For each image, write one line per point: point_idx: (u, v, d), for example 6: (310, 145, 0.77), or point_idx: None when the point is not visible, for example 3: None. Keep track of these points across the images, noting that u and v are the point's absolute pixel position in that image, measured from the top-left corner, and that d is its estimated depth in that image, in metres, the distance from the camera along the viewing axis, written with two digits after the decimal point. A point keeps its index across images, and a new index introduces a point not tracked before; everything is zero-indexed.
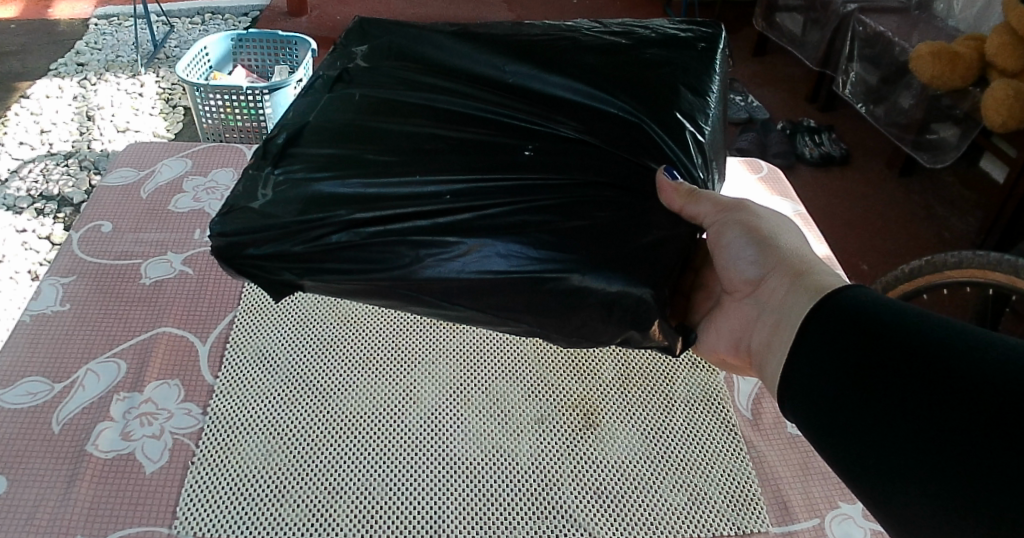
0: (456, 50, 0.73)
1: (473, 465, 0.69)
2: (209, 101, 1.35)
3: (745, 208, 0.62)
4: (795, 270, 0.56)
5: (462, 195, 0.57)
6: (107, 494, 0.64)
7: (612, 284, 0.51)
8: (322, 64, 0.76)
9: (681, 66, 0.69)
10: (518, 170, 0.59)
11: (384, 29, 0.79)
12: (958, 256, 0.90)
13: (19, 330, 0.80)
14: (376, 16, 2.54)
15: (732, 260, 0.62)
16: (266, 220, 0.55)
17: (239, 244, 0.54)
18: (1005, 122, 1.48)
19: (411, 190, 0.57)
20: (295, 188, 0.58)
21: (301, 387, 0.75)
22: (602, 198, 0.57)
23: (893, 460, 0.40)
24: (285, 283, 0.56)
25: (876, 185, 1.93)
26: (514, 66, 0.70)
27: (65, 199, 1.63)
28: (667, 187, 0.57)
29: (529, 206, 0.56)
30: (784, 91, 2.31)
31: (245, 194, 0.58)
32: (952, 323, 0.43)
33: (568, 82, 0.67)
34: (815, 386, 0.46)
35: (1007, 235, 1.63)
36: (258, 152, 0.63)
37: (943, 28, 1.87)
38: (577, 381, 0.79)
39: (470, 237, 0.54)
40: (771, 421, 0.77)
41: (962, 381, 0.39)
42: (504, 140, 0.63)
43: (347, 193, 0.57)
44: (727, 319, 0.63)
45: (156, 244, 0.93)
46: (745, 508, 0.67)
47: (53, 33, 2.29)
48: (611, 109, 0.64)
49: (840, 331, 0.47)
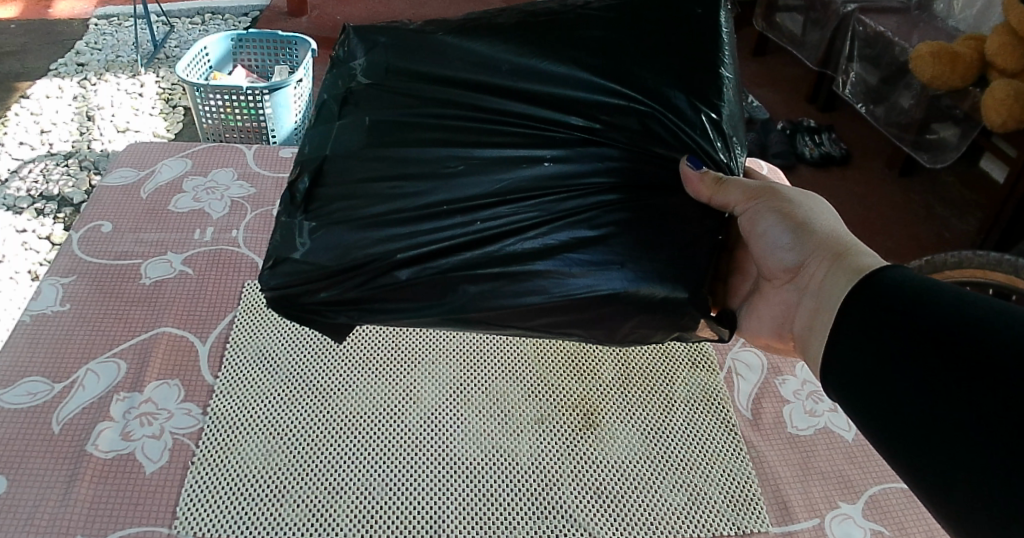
0: (454, 49, 0.70)
1: (473, 465, 0.69)
2: (209, 101, 1.35)
3: (778, 192, 0.62)
4: (834, 252, 0.57)
5: (494, 217, 0.57)
6: (107, 494, 0.64)
7: (659, 288, 0.51)
8: (324, 86, 0.75)
9: (692, 34, 0.65)
10: (544, 184, 0.60)
11: (383, 37, 0.75)
12: (958, 256, 0.90)
13: (19, 330, 0.80)
14: (376, 16, 2.54)
15: (769, 247, 0.63)
16: (313, 267, 0.55)
17: (300, 293, 0.55)
18: (1005, 122, 1.48)
19: (442, 221, 0.58)
20: (332, 235, 0.58)
21: (301, 387, 0.75)
22: (636, 207, 0.58)
23: (920, 436, 0.40)
24: (342, 324, 0.57)
25: (877, 185, 1.93)
26: (514, 59, 0.67)
27: (65, 199, 1.63)
28: (692, 178, 0.59)
29: (563, 223, 0.57)
30: (784, 91, 2.31)
31: (283, 243, 0.58)
32: (992, 302, 0.42)
33: (573, 76, 0.65)
34: (854, 363, 0.47)
35: (1007, 235, 1.63)
36: (287, 200, 0.63)
37: (943, 28, 1.88)
38: (577, 381, 0.79)
39: (513, 261, 0.54)
40: (771, 420, 0.77)
41: (990, 362, 0.38)
42: (523, 148, 0.63)
43: (387, 233, 0.57)
44: (769, 307, 0.65)
45: (156, 244, 0.93)
46: (745, 508, 0.67)
47: (52, 33, 2.29)
48: (615, 103, 0.63)
49: (880, 312, 0.47)
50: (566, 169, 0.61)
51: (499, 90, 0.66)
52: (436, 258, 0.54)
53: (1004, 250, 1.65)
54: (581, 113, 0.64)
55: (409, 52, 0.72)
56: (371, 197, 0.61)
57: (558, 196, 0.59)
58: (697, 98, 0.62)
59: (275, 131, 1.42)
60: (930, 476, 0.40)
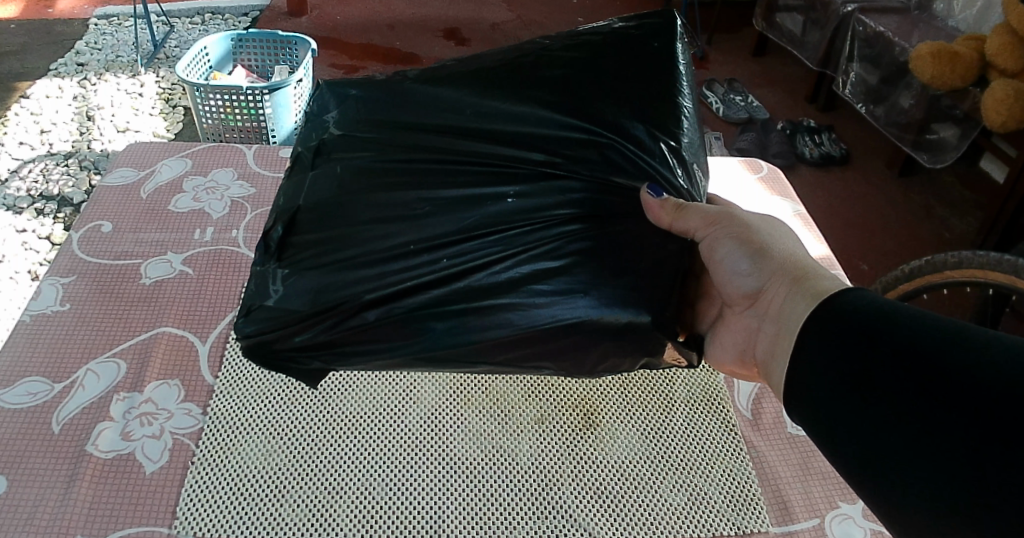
0: (421, 91, 0.69)
1: (473, 465, 0.69)
2: (209, 101, 1.35)
3: (736, 216, 0.61)
4: (792, 276, 0.57)
5: (460, 257, 0.56)
6: (108, 494, 0.64)
7: (618, 314, 0.53)
8: (299, 138, 0.74)
9: (654, 67, 0.65)
10: (511, 219, 0.58)
11: (353, 89, 0.73)
12: (958, 256, 0.90)
13: (19, 330, 0.80)
14: (376, 16, 2.54)
15: (730, 273, 0.62)
16: (282, 314, 0.56)
17: (270, 341, 0.56)
18: (1005, 122, 1.48)
19: (412, 262, 0.57)
20: (304, 280, 0.58)
21: (302, 387, 0.75)
22: (603, 236, 0.57)
23: (887, 456, 0.41)
24: (315, 370, 0.59)
25: (876, 185, 1.93)
26: (479, 98, 0.66)
27: (65, 199, 1.63)
28: (653, 205, 0.57)
29: (530, 256, 0.56)
30: (784, 92, 2.31)
31: (258, 292, 0.59)
32: (947, 321, 0.43)
33: (531, 108, 0.63)
34: (822, 383, 0.46)
35: (1007, 235, 1.63)
36: (262, 251, 0.64)
37: (943, 28, 1.88)
38: (578, 382, 0.79)
39: (473, 296, 0.54)
40: (771, 421, 0.77)
41: (958, 383, 0.39)
42: (488, 186, 0.61)
43: (357, 274, 0.57)
44: (731, 333, 0.64)
45: (156, 244, 0.93)
46: (745, 508, 0.67)
47: (52, 33, 2.29)
48: (576, 133, 0.61)
49: (838, 333, 0.47)
50: (530, 205, 0.59)
51: (462, 127, 0.64)
52: (406, 300, 0.55)
53: (1004, 250, 1.65)
54: (548, 149, 0.62)
55: (378, 101, 0.70)
56: (341, 242, 0.60)
57: (525, 228, 0.58)
58: (656, 127, 0.61)
59: (275, 131, 1.42)
60: (898, 497, 0.40)
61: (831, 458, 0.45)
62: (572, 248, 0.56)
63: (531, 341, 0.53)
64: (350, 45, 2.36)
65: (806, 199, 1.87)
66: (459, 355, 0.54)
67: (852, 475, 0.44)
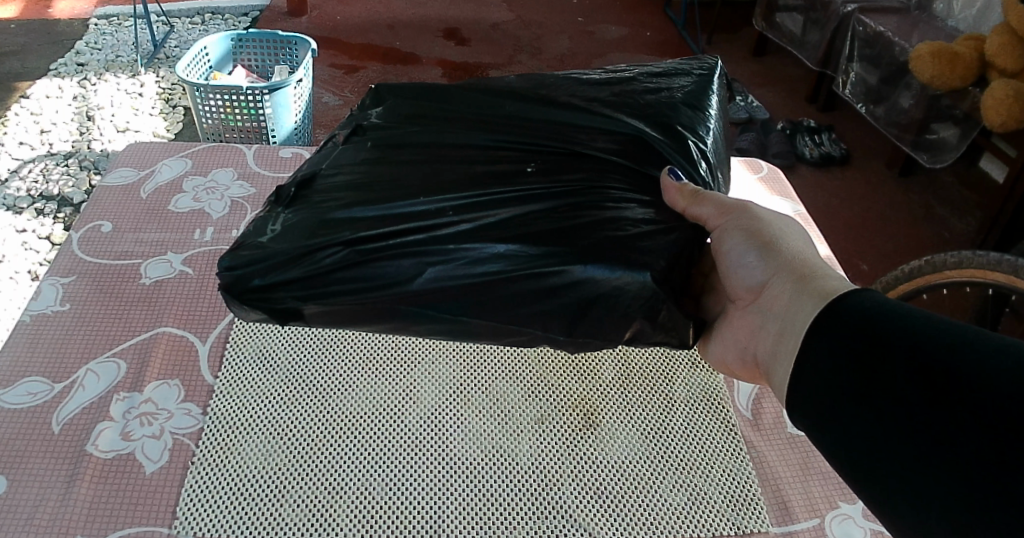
0: (468, 96, 0.76)
1: (473, 465, 0.69)
2: (209, 102, 1.35)
3: (750, 211, 0.62)
4: (798, 274, 0.56)
5: (465, 210, 0.60)
6: (107, 494, 0.64)
7: (613, 274, 0.55)
8: (341, 125, 0.78)
9: (684, 93, 0.76)
10: (520, 183, 0.63)
11: (402, 92, 0.79)
12: (958, 256, 0.90)
13: (19, 330, 0.80)
14: (376, 16, 2.54)
15: (735, 265, 0.62)
16: (268, 251, 0.57)
17: (245, 276, 0.56)
18: (1006, 122, 1.48)
19: (414, 214, 0.60)
20: (294, 227, 0.60)
21: (301, 387, 0.75)
22: (598, 198, 0.61)
23: (890, 464, 0.41)
24: (287, 312, 0.57)
25: (876, 185, 1.93)
26: (523, 103, 0.73)
27: (65, 199, 1.63)
28: (670, 188, 0.62)
29: (525, 212, 0.60)
30: (784, 91, 2.31)
31: (256, 231, 0.61)
32: (960, 325, 0.43)
33: (571, 111, 0.72)
34: (825, 385, 0.46)
35: (1007, 234, 1.63)
36: (274, 199, 0.66)
37: (943, 28, 1.88)
38: (577, 381, 0.79)
39: (461, 241, 0.57)
40: (771, 420, 0.77)
41: (963, 390, 0.39)
42: (507, 162, 0.66)
43: (355, 216, 0.60)
44: (732, 330, 0.64)
45: (156, 244, 0.93)
46: (745, 508, 0.67)
47: (52, 33, 2.29)
48: (616, 127, 0.69)
49: (842, 336, 0.47)
50: (547, 180, 0.63)
51: (502, 118, 0.71)
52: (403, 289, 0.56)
53: (1004, 250, 1.65)
54: (584, 139, 0.68)
55: (423, 97, 0.77)
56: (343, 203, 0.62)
57: (523, 192, 0.62)
58: (687, 129, 0.70)
59: (275, 131, 1.42)
60: (898, 504, 0.40)
61: (832, 460, 0.46)
62: (577, 219, 0.59)
63: (528, 297, 0.56)
64: (350, 45, 2.36)
65: (806, 199, 1.87)
66: (451, 302, 0.56)
67: (852, 478, 0.44)
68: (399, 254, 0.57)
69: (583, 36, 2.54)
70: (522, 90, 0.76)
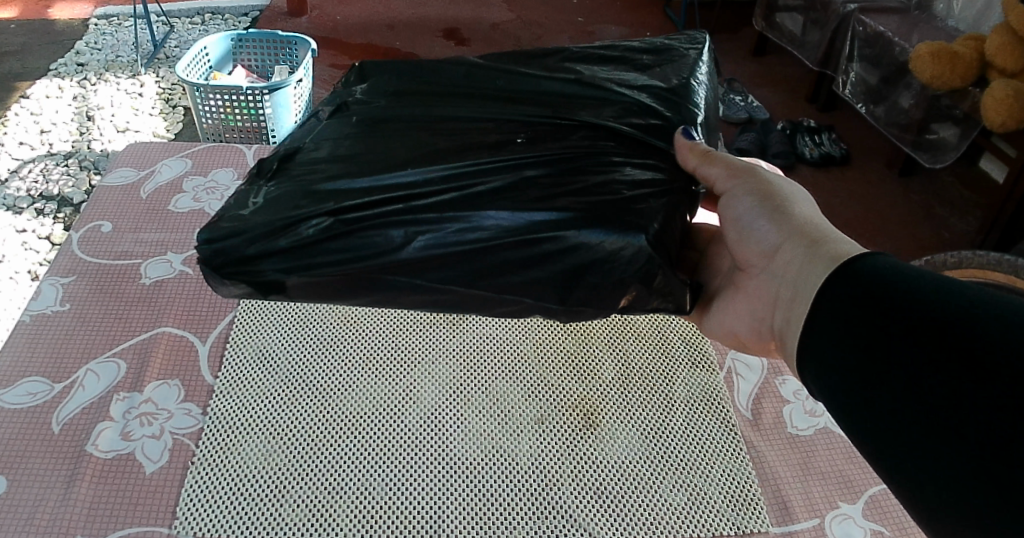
0: (457, 70, 0.76)
1: (473, 464, 0.69)
2: (209, 101, 1.35)
3: (758, 174, 0.64)
4: (806, 236, 0.57)
5: (450, 178, 0.60)
6: (107, 494, 0.64)
7: (607, 238, 0.55)
8: (326, 101, 0.78)
9: (676, 62, 0.76)
10: (506, 151, 0.63)
11: (386, 70, 0.78)
12: (958, 256, 0.92)
13: (19, 330, 0.80)
14: (376, 16, 2.54)
15: (746, 228, 0.63)
16: (245, 224, 0.57)
17: (223, 251, 0.57)
18: (1005, 122, 1.48)
19: (401, 179, 0.60)
20: (282, 196, 0.60)
21: (301, 387, 0.75)
22: (589, 158, 0.61)
23: (913, 454, 0.39)
24: (269, 284, 0.57)
25: (876, 184, 1.93)
26: (514, 79, 0.74)
27: (65, 200, 1.63)
28: (681, 149, 0.63)
29: (512, 178, 0.60)
30: (784, 91, 2.32)
31: (237, 204, 0.61)
32: (979, 292, 0.41)
33: (558, 85, 0.72)
34: (837, 364, 0.45)
35: (1007, 234, 1.62)
36: (256, 174, 0.66)
37: (943, 28, 1.87)
38: (577, 381, 0.79)
39: (443, 209, 0.58)
40: (771, 421, 0.77)
41: (979, 360, 0.37)
42: (498, 134, 0.66)
43: (345, 188, 0.60)
44: (744, 299, 0.65)
45: (156, 244, 0.93)
46: (745, 508, 0.67)
47: (51, 33, 2.29)
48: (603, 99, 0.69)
49: (853, 300, 0.46)
50: (532, 148, 0.64)
51: (490, 94, 0.72)
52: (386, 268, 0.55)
53: (1004, 249, 1.64)
54: (574, 110, 0.68)
55: (407, 76, 0.76)
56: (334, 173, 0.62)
57: (511, 160, 0.62)
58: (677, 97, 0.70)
59: (275, 131, 1.42)
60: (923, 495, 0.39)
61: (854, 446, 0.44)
62: (565, 185, 0.60)
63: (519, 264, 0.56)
64: (351, 45, 2.36)
65: None
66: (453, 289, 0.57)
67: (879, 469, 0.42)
68: (387, 222, 0.57)
69: (583, 36, 2.54)
70: (512, 68, 0.76)
